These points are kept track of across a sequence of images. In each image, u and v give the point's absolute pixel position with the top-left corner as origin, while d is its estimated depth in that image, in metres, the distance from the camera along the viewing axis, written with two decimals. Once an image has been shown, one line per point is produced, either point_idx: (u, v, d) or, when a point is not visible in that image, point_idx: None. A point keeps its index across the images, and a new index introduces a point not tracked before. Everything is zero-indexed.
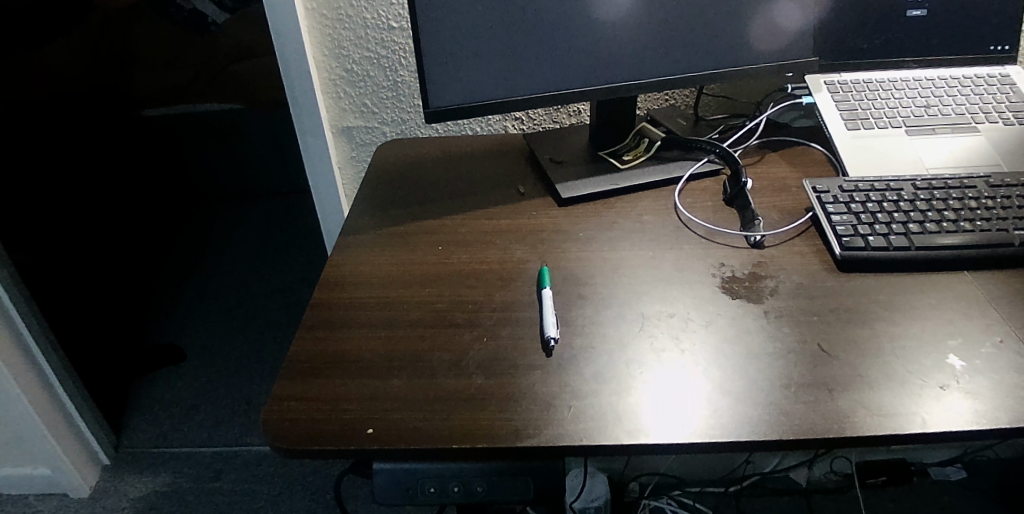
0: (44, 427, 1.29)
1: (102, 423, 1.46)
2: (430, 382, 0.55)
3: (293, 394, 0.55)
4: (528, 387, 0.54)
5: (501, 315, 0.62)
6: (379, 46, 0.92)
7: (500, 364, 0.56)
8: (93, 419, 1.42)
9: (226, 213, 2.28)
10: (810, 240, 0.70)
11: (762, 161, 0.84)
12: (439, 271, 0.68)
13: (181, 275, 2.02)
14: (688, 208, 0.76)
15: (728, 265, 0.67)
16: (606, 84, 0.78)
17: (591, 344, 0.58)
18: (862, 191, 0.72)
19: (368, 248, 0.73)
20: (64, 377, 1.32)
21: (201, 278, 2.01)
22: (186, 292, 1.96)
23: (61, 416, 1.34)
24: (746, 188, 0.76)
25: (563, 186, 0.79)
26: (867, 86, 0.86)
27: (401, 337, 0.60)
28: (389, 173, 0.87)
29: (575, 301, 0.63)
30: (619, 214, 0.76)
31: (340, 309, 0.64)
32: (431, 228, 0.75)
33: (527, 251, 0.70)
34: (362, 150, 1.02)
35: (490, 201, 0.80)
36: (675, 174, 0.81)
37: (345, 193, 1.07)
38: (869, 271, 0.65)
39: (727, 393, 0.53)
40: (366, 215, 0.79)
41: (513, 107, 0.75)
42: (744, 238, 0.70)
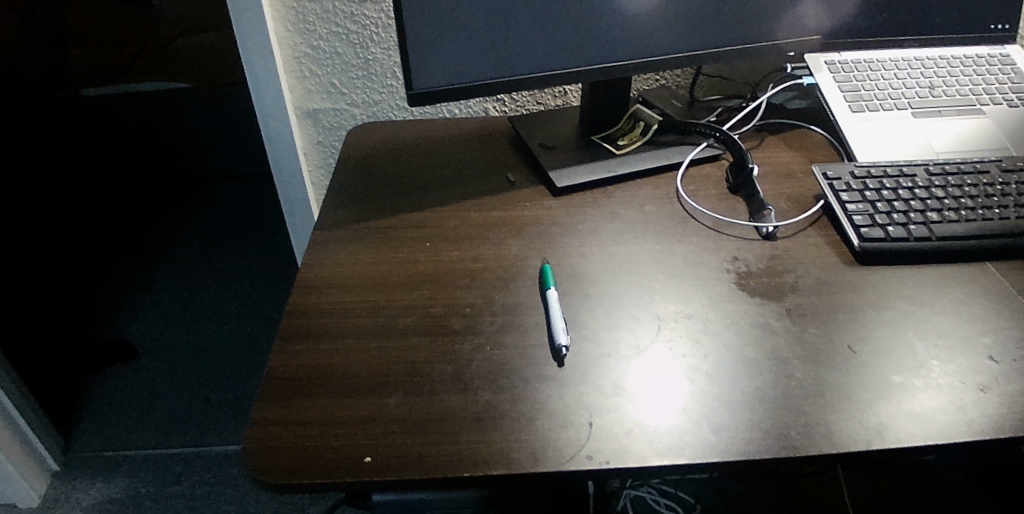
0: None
1: (50, 428, 1.35)
2: (433, 399, 0.50)
3: (276, 417, 0.49)
4: (541, 403, 0.49)
5: (502, 321, 0.56)
6: (350, 20, 0.84)
7: (507, 376, 0.51)
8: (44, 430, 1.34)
9: (175, 200, 2.15)
10: (824, 231, 0.66)
11: (762, 146, 0.80)
12: (431, 272, 0.62)
13: (131, 265, 1.90)
14: (692, 196, 0.71)
15: (742, 259, 0.62)
16: (603, 63, 0.72)
17: (606, 352, 0.53)
18: (876, 178, 0.68)
19: (347, 246, 0.66)
20: (8, 382, 1.22)
21: (153, 269, 1.89)
22: (137, 283, 1.84)
23: (15, 436, 1.26)
24: (752, 175, 0.71)
25: (557, 174, 0.73)
26: (869, 66, 0.83)
27: (396, 348, 0.54)
28: (367, 161, 0.80)
29: (582, 301, 0.58)
30: (618, 204, 0.70)
31: (322, 318, 0.57)
32: (416, 221, 0.69)
33: (523, 246, 0.65)
34: (331, 134, 0.95)
35: (477, 191, 0.73)
36: (674, 160, 0.76)
37: (313, 181, 0.99)
38: (888, 262, 0.62)
39: (759, 402, 0.49)
40: (342, 209, 0.71)
41: (503, 89, 0.69)
42: (754, 229, 0.66)
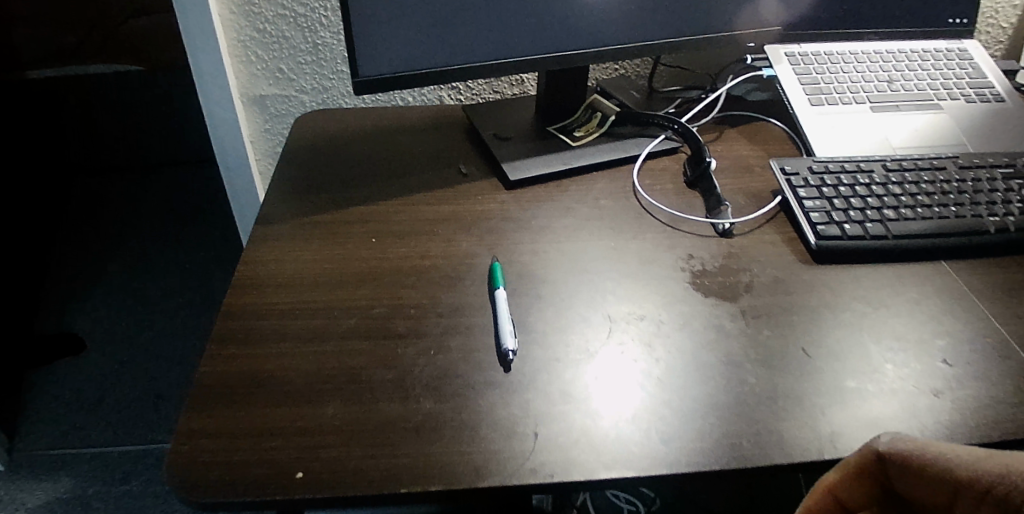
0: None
1: None
2: (371, 408, 0.47)
3: (201, 427, 0.45)
4: (485, 412, 0.47)
5: (448, 323, 0.53)
6: (297, 2, 0.80)
7: (452, 383, 0.49)
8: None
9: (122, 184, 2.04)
10: (781, 228, 0.65)
11: (721, 139, 0.79)
12: (375, 270, 0.59)
13: (77, 254, 1.81)
14: (649, 191, 0.70)
15: (697, 257, 0.61)
16: (560, 51, 0.69)
17: (556, 356, 0.51)
18: (833, 174, 0.67)
19: (287, 241, 0.62)
20: None
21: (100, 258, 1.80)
22: (84, 273, 1.76)
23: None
24: (710, 170, 0.69)
25: (510, 166, 0.70)
26: (830, 59, 0.82)
27: (334, 352, 0.51)
28: (313, 150, 0.76)
29: (532, 302, 0.55)
30: (573, 198, 0.68)
31: (257, 319, 0.54)
32: (362, 215, 0.66)
33: (473, 243, 0.62)
34: (279, 121, 0.90)
35: (428, 184, 0.70)
36: (631, 153, 0.74)
37: (260, 170, 0.95)
38: (844, 261, 0.61)
39: (712, 409, 0.47)
40: (284, 201, 0.68)
41: (455, 78, 0.66)
42: (711, 226, 0.65)
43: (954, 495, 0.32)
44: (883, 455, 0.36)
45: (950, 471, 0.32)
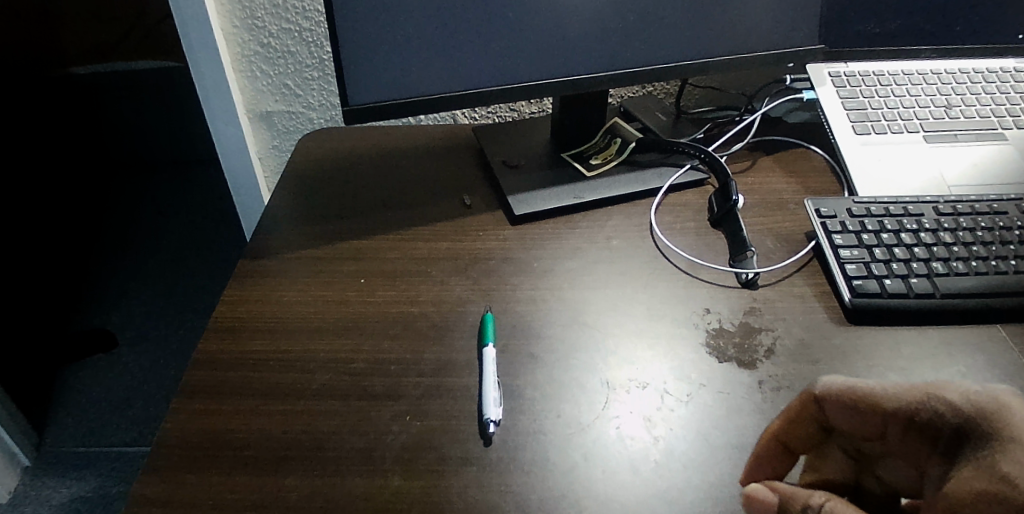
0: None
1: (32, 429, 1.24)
2: (334, 483, 0.43)
3: (152, 497, 0.42)
4: (457, 495, 0.42)
5: (429, 384, 0.49)
6: (301, 17, 0.76)
7: (425, 456, 0.44)
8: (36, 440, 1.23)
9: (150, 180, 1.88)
10: (812, 280, 0.58)
11: (753, 169, 0.72)
12: (360, 316, 0.55)
13: None
14: (668, 229, 0.63)
15: (714, 312, 0.55)
16: (571, 75, 0.64)
17: (543, 429, 0.46)
18: (876, 217, 0.60)
19: (272, 279, 0.59)
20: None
21: None
22: None
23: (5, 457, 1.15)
24: (736, 208, 0.63)
25: (516, 199, 0.65)
26: (880, 79, 0.74)
27: (303, 413, 0.47)
28: (314, 173, 0.72)
29: (524, 361, 0.50)
30: (583, 237, 0.62)
31: (228, 369, 0.50)
32: (354, 251, 0.61)
33: (467, 287, 0.57)
34: (286, 138, 0.87)
35: (428, 215, 0.65)
36: (650, 184, 0.67)
37: (267, 185, 0.92)
38: (881, 321, 0.54)
39: (714, 503, 0.41)
40: (275, 232, 0.64)
41: (454, 105, 0.61)
42: (732, 275, 0.58)
43: (887, 430, 0.33)
44: (817, 398, 0.35)
45: (885, 401, 0.33)
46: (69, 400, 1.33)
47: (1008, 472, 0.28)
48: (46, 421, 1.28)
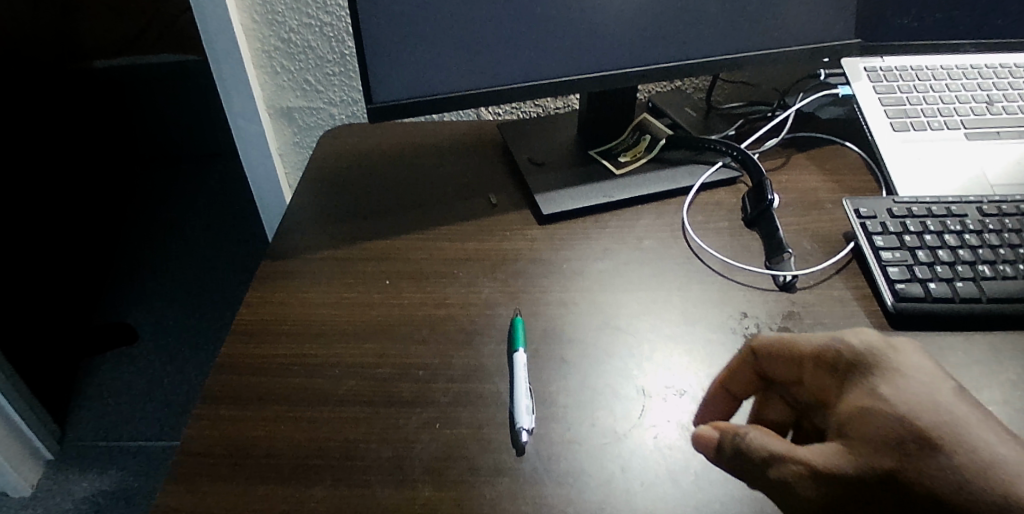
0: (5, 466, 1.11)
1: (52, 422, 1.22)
2: (363, 493, 0.41)
3: (179, 506, 0.41)
4: (490, 506, 0.41)
5: (458, 390, 0.47)
6: (322, 11, 0.75)
7: (456, 466, 0.43)
8: (58, 434, 1.24)
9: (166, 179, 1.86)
10: (852, 283, 0.56)
11: (787, 167, 0.70)
12: (387, 319, 0.53)
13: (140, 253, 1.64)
14: (700, 229, 0.61)
15: (751, 316, 0.53)
16: (599, 72, 0.62)
17: (577, 438, 0.44)
18: (919, 218, 0.58)
19: (297, 280, 0.57)
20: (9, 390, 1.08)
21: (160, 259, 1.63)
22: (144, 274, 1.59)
23: (26, 451, 1.16)
24: (772, 208, 0.61)
25: (544, 198, 0.63)
26: (918, 74, 0.71)
27: (330, 419, 0.46)
28: (337, 171, 0.71)
29: (557, 367, 0.49)
30: (613, 237, 0.61)
31: (253, 374, 0.49)
32: (380, 252, 0.60)
33: (495, 289, 0.56)
34: (307, 134, 0.86)
35: (454, 214, 0.64)
36: (682, 182, 0.65)
37: (288, 182, 0.91)
38: (925, 327, 0.52)
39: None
40: (298, 232, 0.63)
41: (480, 102, 0.59)
42: (769, 277, 0.56)
43: (804, 370, 0.41)
44: (755, 349, 0.43)
45: (803, 346, 0.41)
46: (91, 394, 1.33)
47: (886, 392, 0.37)
48: (68, 415, 1.29)
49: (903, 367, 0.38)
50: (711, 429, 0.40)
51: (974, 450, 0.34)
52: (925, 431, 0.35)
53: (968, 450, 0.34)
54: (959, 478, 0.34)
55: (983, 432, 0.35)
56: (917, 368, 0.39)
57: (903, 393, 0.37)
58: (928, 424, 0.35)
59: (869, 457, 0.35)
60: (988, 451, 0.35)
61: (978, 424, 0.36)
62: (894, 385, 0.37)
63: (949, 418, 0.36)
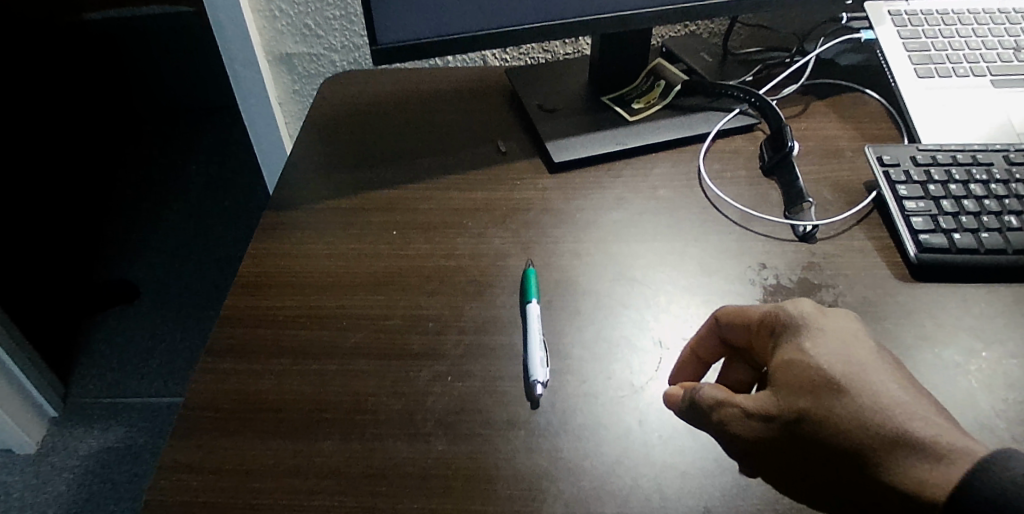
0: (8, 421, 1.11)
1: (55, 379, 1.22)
2: (374, 448, 0.40)
3: (186, 462, 0.40)
4: (504, 460, 0.40)
5: (470, 342, 0.46)
6: None
7: (469, 419, 0.42)
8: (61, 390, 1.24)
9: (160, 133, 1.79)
10: (873, 233, 0.54)
11: (806, 114, 0.67)
12: (394, 271, 0.52)
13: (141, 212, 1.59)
14: (717, 178, 0.59)
15: (770, 267, 0.51)
16: (614, 12, 0.59)
17: (592, 391, 0.43)
18: (943, 166, 0.56)
19: (301, 231, 0.56)
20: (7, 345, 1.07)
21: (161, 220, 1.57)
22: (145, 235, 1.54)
23: (28, 406, 1.16)
24: (791, 156, 0.58)
25: (555, 146, 0.61)
26: (944, 18, 0.68)
27: (338, 373, 0.45)
28: (338, 119, 0.68)
29: (570, 319, 0.47)
30: (627, 186, 0.59)
31: (258, 327, 0.48)
32: (385, 202, 0.58)
33: (505, 240, 0.54)
34: (307, 82, 0.83)
35: (462, 163, 0.62)
36: (698, 130, 0.63)
37: (288, 132, 0.88)
38: (948, 278, 0.51)
39: None
40: (300, 182, 0.61)
41: (488, 45, 0.56)
42: (789, 227, 0.54)
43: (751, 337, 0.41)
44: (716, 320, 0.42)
45: (749, 312, 0.41)
46: (93, 351, 1.32)
47: (808, 347, 0.37)
48: (71, 371, 1.29)
49: (829, 325, 0.38)
50: (679, 388, 0.41)
51: (878, 396, 0.34)
52: (830, 377, 0.35)
53: (872, 393, 0.34)
54: (858, 420, 0.34)
55: (895, 387, 0.35)
56: (843, 326, 0.38)
57: (826, 349, 0.36)
58: (841, 376, 0.35)
59: (779, 404, 0.36)
60: (894, 398, 0.34)
61: (892, 377, 0.36)
62: (811, 338, 0.37)
63: (859, 369, 0.36)
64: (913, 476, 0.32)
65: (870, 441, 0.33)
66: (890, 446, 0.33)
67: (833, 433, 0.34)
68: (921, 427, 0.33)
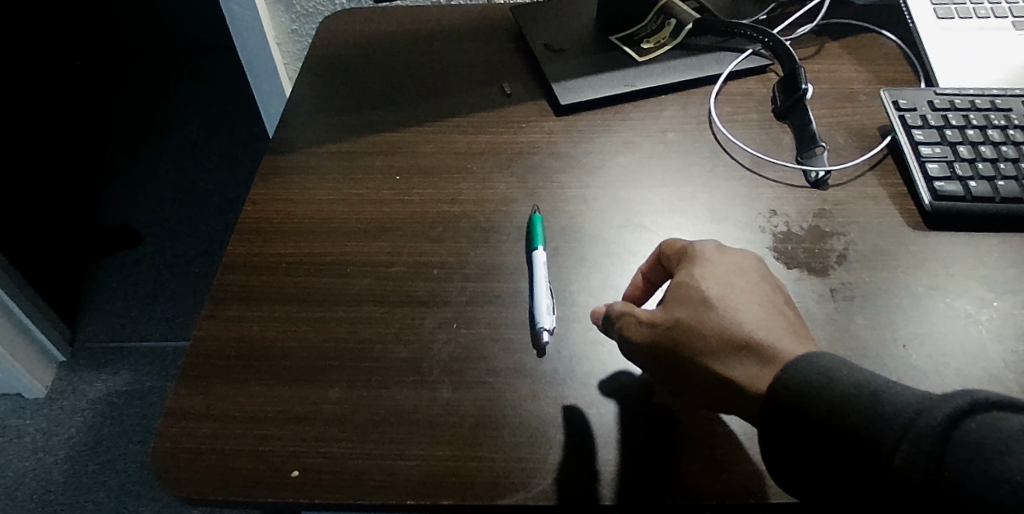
0: (16, 365, 1.13)
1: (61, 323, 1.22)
2: (381, 395, 0.41)
3: (194, 409, 0.40)
4: (511, 407, 0.40)
5: (475, 289, 0.46)
6: None
7: (476, 366, 0.42)
8: (68, 334, 1.25)
9: (155, 74, 1.74)
10: (886, 180, 0.53)
11: (821, 55, 0.65)
12: (398, 217, 0.51)
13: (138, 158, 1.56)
14: (728, 122, 0.58)
15: (781, 214, 0.50)
16: None
17: (598, 338, 0.43)
18: (961, 111, 0.54)
19: (302, 175, 0.54)
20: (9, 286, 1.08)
21: (158, 165, 1.55)
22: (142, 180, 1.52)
23: (35, 349, 1.17)
24: (805, 98, 0.57)
25: (561, 87, 0.59)
26: None
27: (343, 320, 0.44)
28: (338, 59, 0.66)
29: (577, 266, 0.47)
30: (635, 129, 0.57)
31: (262, 273, 0.47)
32: (387, 146, 0.57)
33: (511, 185, 0.53)
34: (305, 21, 0.80)
35: (466, 105, 0.60)
36: (709, 71, 0.61)
37: (287, 73, 0.86)
38: (961, 226, 0.50)
39: None
40: (301, 125, 0.59)
41: None
42: (800, 173, 0.53)
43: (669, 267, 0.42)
44: (660, 256, 0.43)
45: (669, 243, 0.43)
46: (98, 296, 1.33)
47: (696, 270, 0.40)
48: (76, 316, 1.29)
49: (722, 256, 0.40)
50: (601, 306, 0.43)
51: (737, 310, 0.37)
52: (703, 295, 0.38)
53: (736, 309, 0.37)
54: (714, 328, 0.37)
55: (759, 308, 0.38)
56: (736, 256, 0.41)
57: (712, 272, 0.39)
58: (711, 292, 0.38)
59: (655, 313, 0.39)
60: (754, 314, 0.37)
61: (763, 298, 0.39)
62: (700, 263, 0.40)
63: (733, 289, 0.38)
64: (744, 374, 0.35)
65: (718, 343, 0.36)
66: (734, 349, 0.36)
67: (689, 337, 0.37)
68: (769, 337, 0.36)
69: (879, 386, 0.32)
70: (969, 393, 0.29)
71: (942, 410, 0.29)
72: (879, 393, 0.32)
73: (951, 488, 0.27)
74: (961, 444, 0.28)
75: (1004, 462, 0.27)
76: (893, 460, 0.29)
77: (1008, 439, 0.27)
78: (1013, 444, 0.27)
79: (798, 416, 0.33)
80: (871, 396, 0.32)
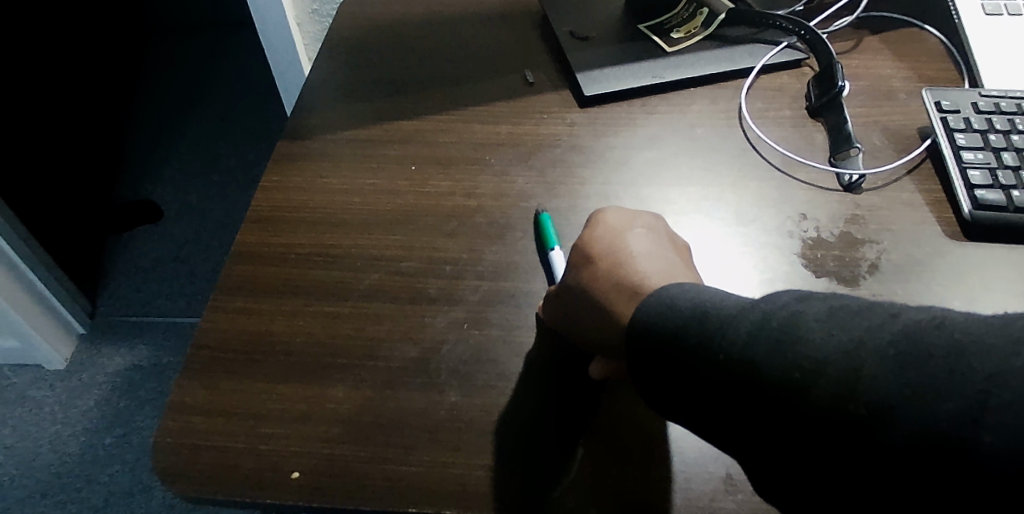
0: (36, 334, 1.14)
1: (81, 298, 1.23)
2: (387, 396, 0.39)
3: (198, 404, 0.39)
4: (518, 412, 0.38)
5: (487, 288, 0.44)
6: None
7: (485, 370, 0.40)
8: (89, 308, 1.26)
9: (178, 49, 1.74)
10: (924, 185, 0.50)
11: (859, 51, 0.62)
12: (413, 209, 0.49)
13: (160, 133, 1.56)
14: (759, 118, 0.55)
15: (812, 218, 0.48)
16: None
17: None
18: (1007, 115, 0.51)
19: (316, 163, 0.53)
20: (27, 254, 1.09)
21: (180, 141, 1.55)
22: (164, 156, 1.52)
23: (55, 321, 1.18)
24: (840, 96, 0.54)
25: (586, 78, 0.57)
26: None
27: (352, 316, 0.43)
28: (357, 42, 0.64)
29: None
30: (661, 123, 0.55)
31: (272, 264, 0.46)
32: (404, 135, 0.55)
33: (530, 179, 0.51)
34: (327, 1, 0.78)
35: (486, 93, 0.58)
36: (741, 64, 0.58)
37: (308, 53, 0.84)
38: (1003, 238, 0.47)
39: None
40: (317, 111, 0.57)
41: None
42: (833, 175, 0.51)
43: None
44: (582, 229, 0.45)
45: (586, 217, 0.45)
46: (118, 271, 1.34)
47: (590, 230, 0.41)
48: (97, 289, 1.30)
49: (618, 217, 0.42)
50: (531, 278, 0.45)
51: (618, 259, 0.38)
52: (592, 249, 0.40)
53: (615, 254, 0.39)
54: (595, 274, 0.38)
55: (639, 250, 0.39)
56: (634, 218, 0.42)
57: (603, 229, 0.41)
58: (596, 247, 0.40)
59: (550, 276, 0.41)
60: (636, 257, 0.38)
61: (650, 243, 0.40)
62: (595, 222, 0.42)
63: (616, 241, 0.40)
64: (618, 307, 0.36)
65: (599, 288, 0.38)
66: (612, 290, 0.37)
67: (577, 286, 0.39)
68: (643, 273, 0.37)
69: (710, 302, 0.32)
70: (774, 305, 0.29)
71: (747, 321, 0.29)
72: (706, 308, 0.31)
73: (760, 382, 0.27)
74: (765, 339, 0.28)
75: (797, 347, 0.27)
76: (713, 370, 0.29)
77: (807, 326, 0.27)
78: (808, 333, 0.27)
79: (642, 345, 0.32)
80: (697, 315, 0.31)
